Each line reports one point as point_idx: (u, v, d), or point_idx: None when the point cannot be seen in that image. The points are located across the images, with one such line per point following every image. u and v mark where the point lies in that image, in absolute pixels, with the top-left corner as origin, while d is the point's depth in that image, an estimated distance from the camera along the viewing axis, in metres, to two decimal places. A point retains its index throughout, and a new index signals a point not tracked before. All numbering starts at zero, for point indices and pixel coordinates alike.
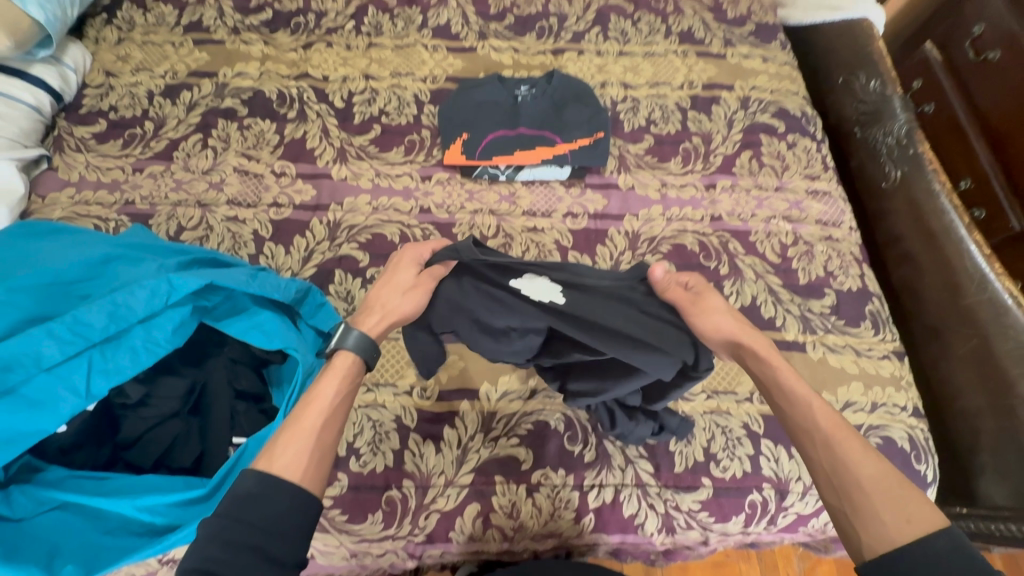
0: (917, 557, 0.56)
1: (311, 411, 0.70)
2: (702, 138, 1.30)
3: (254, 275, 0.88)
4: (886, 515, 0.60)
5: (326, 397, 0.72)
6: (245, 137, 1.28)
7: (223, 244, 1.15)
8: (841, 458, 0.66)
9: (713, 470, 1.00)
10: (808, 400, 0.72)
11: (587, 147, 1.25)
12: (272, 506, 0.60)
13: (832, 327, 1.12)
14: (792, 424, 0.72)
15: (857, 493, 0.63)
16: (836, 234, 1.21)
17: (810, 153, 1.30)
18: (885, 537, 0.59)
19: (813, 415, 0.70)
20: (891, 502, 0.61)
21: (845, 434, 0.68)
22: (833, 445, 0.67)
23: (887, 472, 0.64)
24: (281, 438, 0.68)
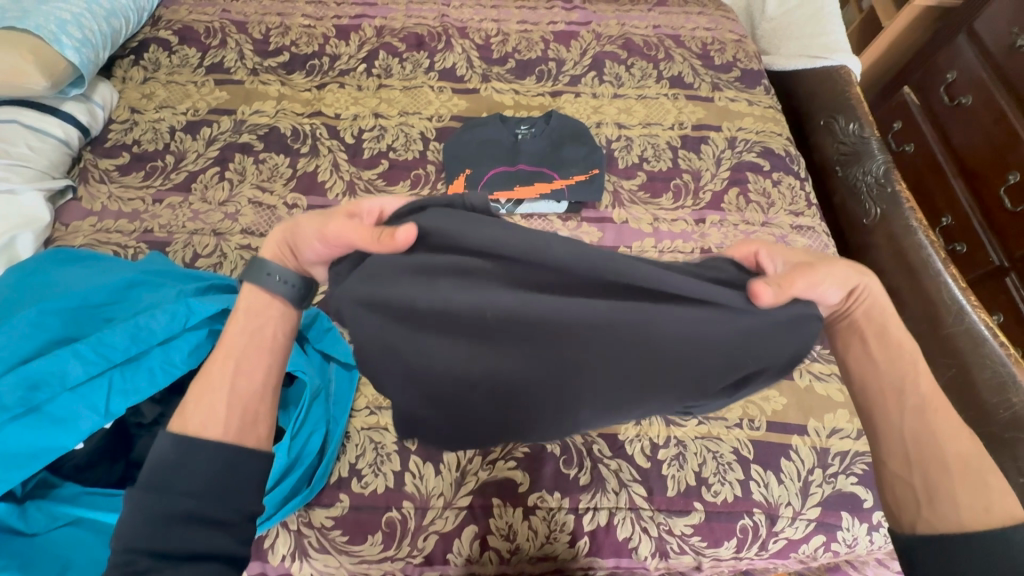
0: (986, 544, 0.57)
1: (223, 354, 0.69)
2: (692, 176, 1.38)
3: None
4: (962, 496, 0.60)
5: (236, 340, 0.70)
6: (260, 170, 1.35)
7: (236, 271, 1.21)
8: (932, 430, 0.65)
9: (705, 494, 1.02)
10: (914, 364, 0.69)
11: (582, 182, 1.33)
12: (195, 468, 0.61)
13: (818, 356, 1.16)
14: (882, 387, 0.69)
15: (933, 468, 0.63)
16: None
17: (794, 190, 1.38)
18: (953, 517, 0.60)
19: (918, 381, 0.67)
20: (969, 482, 0.61)
21: (940, 407, 0.66)
22: (925, 417, 0.65)
23: (967, 453, 0.64)
24: (193, 393, 0.67)
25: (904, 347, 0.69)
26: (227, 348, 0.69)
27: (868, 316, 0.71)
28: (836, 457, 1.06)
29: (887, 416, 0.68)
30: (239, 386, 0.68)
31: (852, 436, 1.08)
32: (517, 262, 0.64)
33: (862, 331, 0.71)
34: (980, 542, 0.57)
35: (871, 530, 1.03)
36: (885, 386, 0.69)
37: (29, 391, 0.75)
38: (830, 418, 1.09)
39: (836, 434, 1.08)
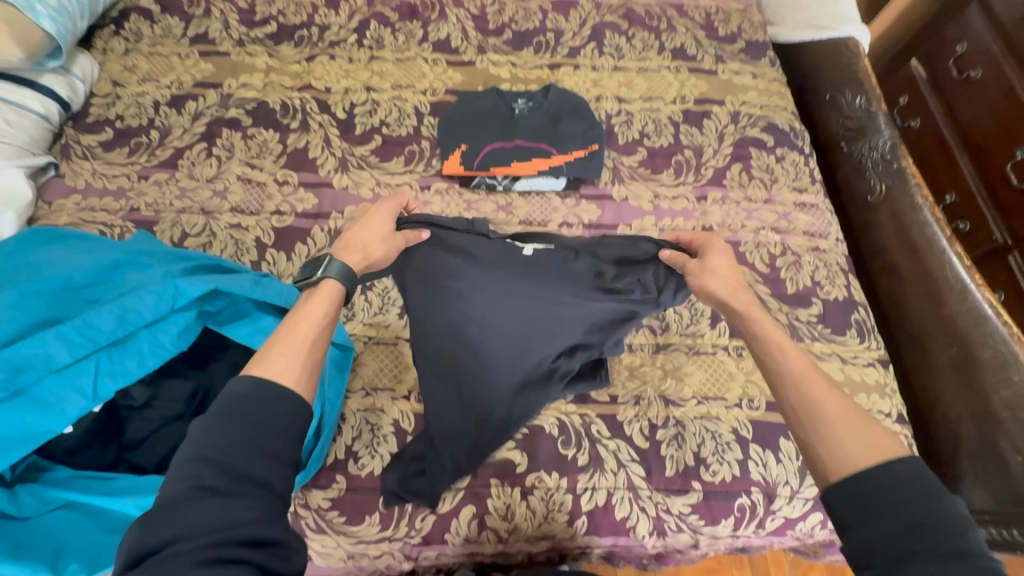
0: (881, 482, 0.59)
1: (303, 324, 0.72)
2: (694, 151, 1.34)
3: (257, 281, 0.94)
4: (848, 440, 0.65)
5: (317, 315, 0.75)
6: (249, 146, 1.31)
7: (226, 251, 1.18)
8: (809, 392, 0.71)
9: (703, 474, 1.02)
10: (782, 344, 0.78)
11: (581, 159, 1.28)
12: (277, 402, 0.62)
13: (819, 335, 1.15)
14: (768, 369, 0.77)
15: (824, 421, 0.68)
16: (823, 245, 1.25)
17: (798, 166, 1.34)
18: (848, 460, 0.63)
19: (785, 361, 0.76)
20: (850, 427, 0.66)
21: (814, 374, 0.73)
22: (801, 382, 0.72)
23: (847, 407, 0.69)
24: (277, 345, 0.69)
25: (770, 330, 0.80)
26: (311, 319, 0.74)
27: (746, 307, 0.84)
28: None
29: (779, 391, 0.75)
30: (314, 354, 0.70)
31: None
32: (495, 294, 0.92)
33: (752, 312, 0.84)
34: (875, 479, 0.60)
35: None
36: (770, 367, 0.76)
37: (12, 374, 0.72)
38: None
39: None
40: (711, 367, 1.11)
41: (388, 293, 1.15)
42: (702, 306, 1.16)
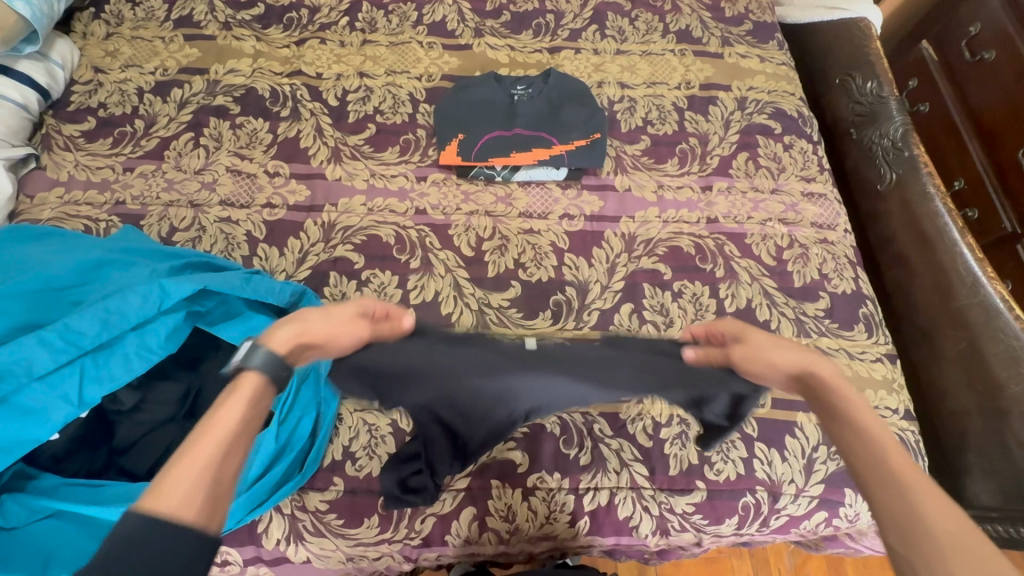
0: None
1: (210, 436, 0.54)
2: (699, 139, 1.30)
3: (247, 279, 0.91)
4: (952, 549, 0.49)
5: (231, 418, 0.56)
6: (238, 136, 1.26)
7: (216, 246, 1.14)
8: (906, 486, 0.55)
9: (708, 473, 1.01)
10: (877, 436, 0.60)
11: (583, 147, 1.23)
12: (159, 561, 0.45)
13: (826, 330, 1.12)
14: (851, 451, 0.61)
15: (920, 528, 0.51)
16: (831, 237, 1.21)
17: (806, 154, 1.30)
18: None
19: (875, 438, 0.60)
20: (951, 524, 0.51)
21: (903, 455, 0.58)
22: (895, 469, 0.56)
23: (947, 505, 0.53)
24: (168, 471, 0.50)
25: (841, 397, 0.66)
26: (225, 425, 0.55)
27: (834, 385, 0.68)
28: None
29: (870, 492, 0.57)
30: (226, 467, 0.53)
31: None
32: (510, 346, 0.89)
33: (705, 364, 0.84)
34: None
35: None
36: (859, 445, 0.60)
37: None
38: None
39: None
40: None
41: (384, 290, 1.12)
42: (706, 301, 1.13)
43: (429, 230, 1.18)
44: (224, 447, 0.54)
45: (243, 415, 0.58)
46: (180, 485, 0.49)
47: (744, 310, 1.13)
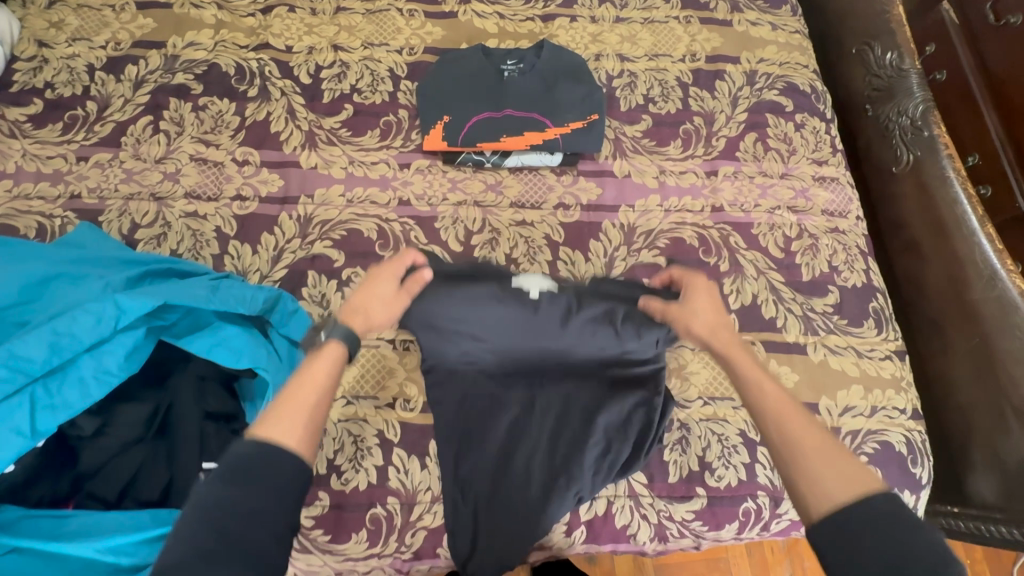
0: (859, 518, 0.59)
1: (308, 388, 0.67)
2: (705, 118, 1.20)
3: (214, 289, 0.86)
4: (831, 476, 0.63)
5: (321, 371, 0.70)
6: (201, 119, 1.15)
7: (183, 244, 1.05)
8: (790, 430, 0.68)
9: (708, 479, 0.97)
10: (757, 382, 0.73)
11: (580, 131, 1.14)
12: (266, 479, 0.58)
13: (834, 327, 1.06)
14: (749, 406, 0.73)
15: (800, 457, 0.66)
16: (843, 226, 1.14)
17: (818, 134, 1.21)
18: (829, 496, 0.61)
19: (762, 396, 0.72)
20: (820, 452, 0.66)
21: (788, 405, 0.70)
22: (780, 416, 0.70)
23: (821, 435, 0.67)
24: (273, 411, 0.64)
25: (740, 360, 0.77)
26: (318, 379, 0.69)
27: (713, 331, 0.82)
28: (847, 436, 1.00)
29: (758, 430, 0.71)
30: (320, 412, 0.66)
31: (865, 414, 1.01)
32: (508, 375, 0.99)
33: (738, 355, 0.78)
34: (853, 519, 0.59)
35: None
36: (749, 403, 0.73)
37: None
38: (843, 395, 1.02)
39: (849, 413, 1.01)
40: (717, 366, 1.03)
41: None
42: None
43: (414, 223, 1.10)
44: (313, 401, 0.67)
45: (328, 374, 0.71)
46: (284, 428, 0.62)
47: (749, 307, 1.07)
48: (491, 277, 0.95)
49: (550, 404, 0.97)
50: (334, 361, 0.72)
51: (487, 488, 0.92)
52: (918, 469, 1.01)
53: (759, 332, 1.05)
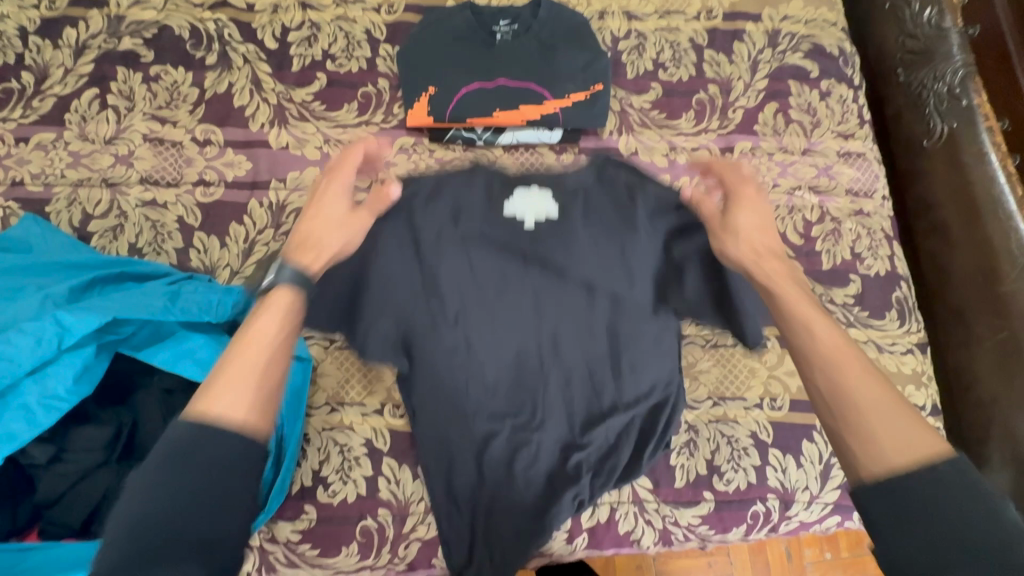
0: (891, 434, 0.53)
1: (257, 351, 0.58)
2: (720, 86, 1.08)
3: (172, 297, 0.78)
4: (884, 436, 0.53)
5: (264, 334, 0.60)
6: (155, 92, 1.02)
7: (142, 237, 0.95)
8: (853, 390, 0.57)
9: (716, 484, 0.92)
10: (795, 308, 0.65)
11: (582, 103, 1.02)
12: (217, 448, 0.51)
13: (855, 320, 0.99)
14: (793, 346, 0.63)
15: (855, 416, 0.55)
16: (867, 207, 1.05)
17: (845, 103, 1.09)
18: (881, 457, 0.52)
19: (815, 341, 0.61)
20: (866, 380, 0.57)
21: (848, 355, 0.59)
22: (832, 362, 0.59)
23: (884, 393, 0.56)
24: (218, 376, 0.56)
25: (800, 315, 0.64)
26: (262, 338, 0.59)
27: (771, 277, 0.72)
28: None
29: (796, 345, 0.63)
30: (270, 383, 0.57)
31: None
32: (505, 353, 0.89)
33: (786, 286, 0.70)
34: (915, 484, 0.49)
35: None
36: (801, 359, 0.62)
37: None
38: None
39: None
40: (730, 364, 0.96)
41: None
42: None
43: None
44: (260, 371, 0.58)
45: (263, 353, 0.59)
46: (228, 391, 0.54)
47: None
48: (482, 282, 0.90)
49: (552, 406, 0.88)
50: (286, 312, 0.63)
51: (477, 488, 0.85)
52: None
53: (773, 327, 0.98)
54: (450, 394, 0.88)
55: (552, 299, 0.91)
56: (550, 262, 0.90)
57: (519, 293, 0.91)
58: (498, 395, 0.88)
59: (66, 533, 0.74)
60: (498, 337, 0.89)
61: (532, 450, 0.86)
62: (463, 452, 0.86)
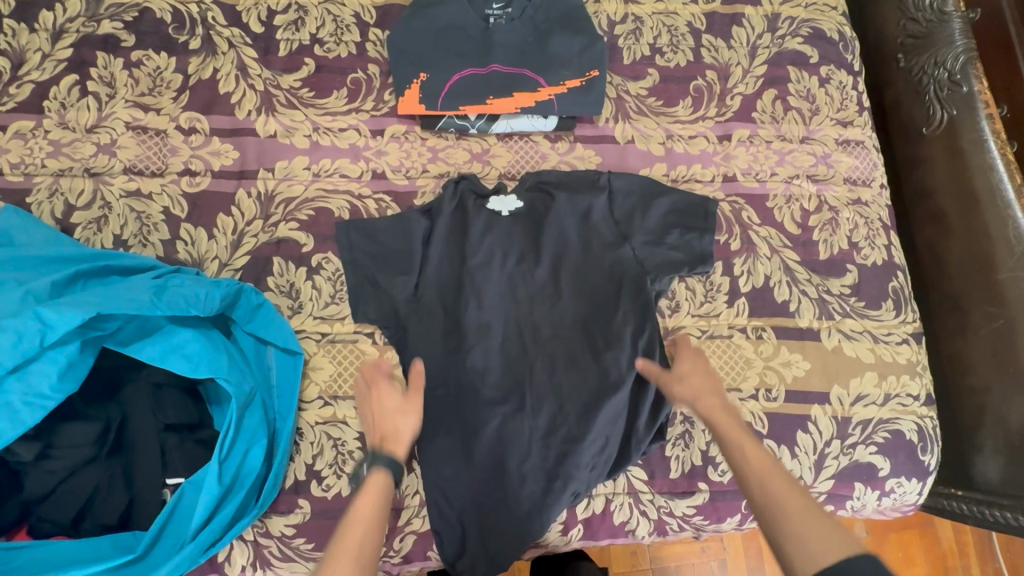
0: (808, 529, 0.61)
1: (360, 529, 0.66)
2: (719, 72, 1.06)
3: (159, 291, 0.77)
4: (814, 539, 0.60)
5: (363, 514, 0.68)
6: (137, 78, 0.98)
7: (127, 229, 0.93)
8: (782, 504, 0.65)
9: (711, 474, 0.92)
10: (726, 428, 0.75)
11: (578, 90, 1.00)
12: None
13: (851, 310, 0.98)
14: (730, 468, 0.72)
15: (781, 521, 0.63)
16: (865, 196, 1.04)
17: (844, 90, 1.08)
18: (813, 560, 0.59)
19: (747, 462, 0.70)
20: (787, 489, 0.66)
21: (774, 469, 0.69)
22: (762, 477, 0.68)
23: (807, 501, 0.65)
24: (329, 557, 0.63)
25: (731, 434, 0.74)
26: (360, 519, 0.67)
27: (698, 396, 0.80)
28: (857, 426, 0.95)
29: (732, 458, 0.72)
30: (366, 548, 0.65)
31: (877, 403, 0.96)
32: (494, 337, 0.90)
33: (719, 414, 0.77)
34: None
35: (884, 496, 0.95)
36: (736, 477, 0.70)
37: None
38: (856, 383, 0.96)
39: (861, 402, 0.95)
40: (726, 355, 0.95)
41: (340, 278, 0.93)
42: (719, 279, 0.98)
43: (390, 199, 0.97)
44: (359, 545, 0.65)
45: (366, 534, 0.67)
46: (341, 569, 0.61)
47: (761, 290, 0.98)
48: (472, 267, 0.93)
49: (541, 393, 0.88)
50: (377, 493, 0.71)
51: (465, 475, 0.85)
52: (928, 457, 0.96)
53: (769, 317, 0.97)
54: (441, 379, 0.88)
55: (540, 282, 0.93)
56: (538, 265, 0.93)
57: (510, 294, 0.92)
58: (486, 377, 0.88)
59: (56, 530, 0.74)
60: (485, 335, 0.90)
61: (525, 448, 0.85)
62: (456, 450, 0.86)
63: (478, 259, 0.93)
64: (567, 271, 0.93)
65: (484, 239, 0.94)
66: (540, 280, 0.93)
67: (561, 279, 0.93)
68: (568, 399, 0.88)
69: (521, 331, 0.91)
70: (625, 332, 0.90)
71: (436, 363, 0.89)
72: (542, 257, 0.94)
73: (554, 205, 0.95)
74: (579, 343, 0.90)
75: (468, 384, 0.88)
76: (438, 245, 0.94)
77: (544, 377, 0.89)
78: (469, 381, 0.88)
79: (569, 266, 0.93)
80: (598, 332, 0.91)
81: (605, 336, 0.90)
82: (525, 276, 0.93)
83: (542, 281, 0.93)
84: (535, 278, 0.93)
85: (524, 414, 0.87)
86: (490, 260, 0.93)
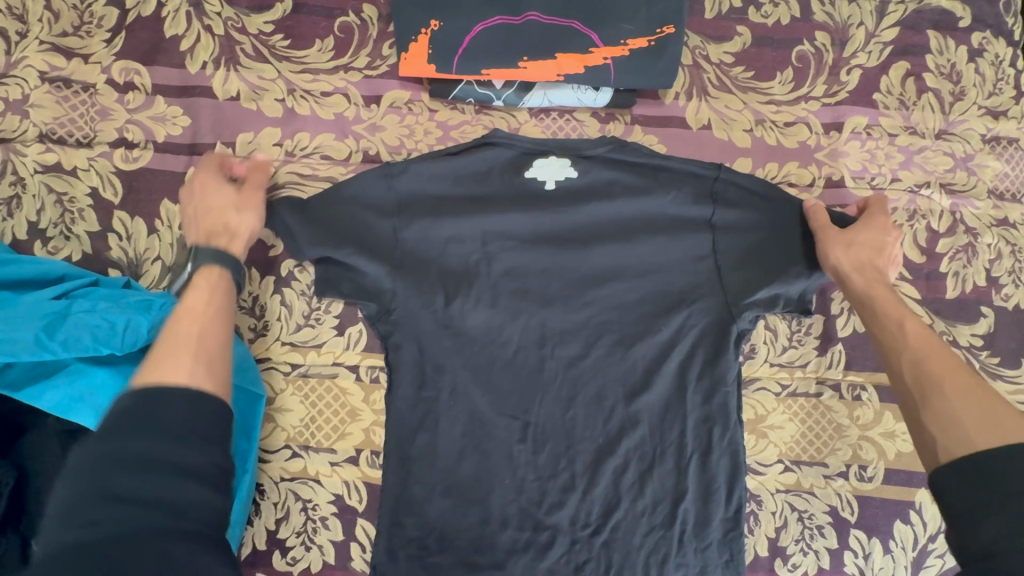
0: (957, 388, 0.50)
1: (189, 322, 0.53)
2: (833, 35, 0.78)
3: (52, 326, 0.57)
4: (969, 418, 0.47)
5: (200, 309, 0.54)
6: (59, 10, 0.74)
7: (45, 215, 0.71)
8: (929, 377, 0.52)
9: (778, 569, 0.71)
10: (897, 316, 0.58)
11: (642, 53, 0.73)
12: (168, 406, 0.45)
13: (981, 368, 0.74)
14: (877, 345, 0.58)
15: (934, 386, 0.51)
16: (1015, 216, 0.78)
17: (1001, 66, 0.79)
18: (968, 440, 0.46)
19: (897, 333, 0.57)
20: (949, 362, 0.52)
21: (936, 345, 0.54)
22: (922, 351, 0.54)
23: (971, 379, 0.50)
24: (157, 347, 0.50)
25: (889, 309, 0.59)
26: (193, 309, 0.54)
27: (867, 286, 0.61)
28: None
29: (882, 344, 0.57)
30: (187, 331, 0.52)
31: None
32: (508, 333, 0.65)
33: (882, 291, 0.60)
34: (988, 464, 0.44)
35: None
36: (885, 353, 0.57)
37: None
38: None
39: None
40: (811, 419, 0.74)
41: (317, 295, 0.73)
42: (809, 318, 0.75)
43: None
44: (197, 335, 0.52)
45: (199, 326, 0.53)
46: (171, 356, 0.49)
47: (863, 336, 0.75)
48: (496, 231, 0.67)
49: (555, 413, 0.65)
50: (215, 293, 0.57)
51: (445, 512, 0.63)
52: None
53: (872, 372, 0.75)
54: (436, 387, 0.64)
55: (576, 264, 0.67)
56: (587, 256, 0.67)
57: (542, 284, 0.66)
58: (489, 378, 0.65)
59: None
60: (498, 339, 0.65)
61: (519, 486, 0.64)
62: (439, 484, 0.63)
63: (504, 243, 0.67)
64: (622, 267, 0.68)
65: (516, 220, 0.67)
66: (581, 261, 0.67)
67: (609, 267, 0.67)
68: (589, 435, 0.65)
69: (541, 332, 0.66)
70: (684, 336, 0.66)
71: (428, 366, 0.64)
72: (586, 236, 0.68)
73: (620, 178, 0.69)
74: (627, 366, 0.65)
75: (471, 401, 0.64)
76: (454, 224, 0.67)
77: (565, 394, 0.65)
78: (472, 383, 0.65)
79: (630, 264, 0.67)
80: (646, 362, 0.65)
81: (656, 366, 0.65)
82: (562, 257, 0.67)
83: (583, 260, 0.67)
84: (574, 276, 0.67)
85: (540, 442, 0.64)
86: (515, 226, 0.68)
